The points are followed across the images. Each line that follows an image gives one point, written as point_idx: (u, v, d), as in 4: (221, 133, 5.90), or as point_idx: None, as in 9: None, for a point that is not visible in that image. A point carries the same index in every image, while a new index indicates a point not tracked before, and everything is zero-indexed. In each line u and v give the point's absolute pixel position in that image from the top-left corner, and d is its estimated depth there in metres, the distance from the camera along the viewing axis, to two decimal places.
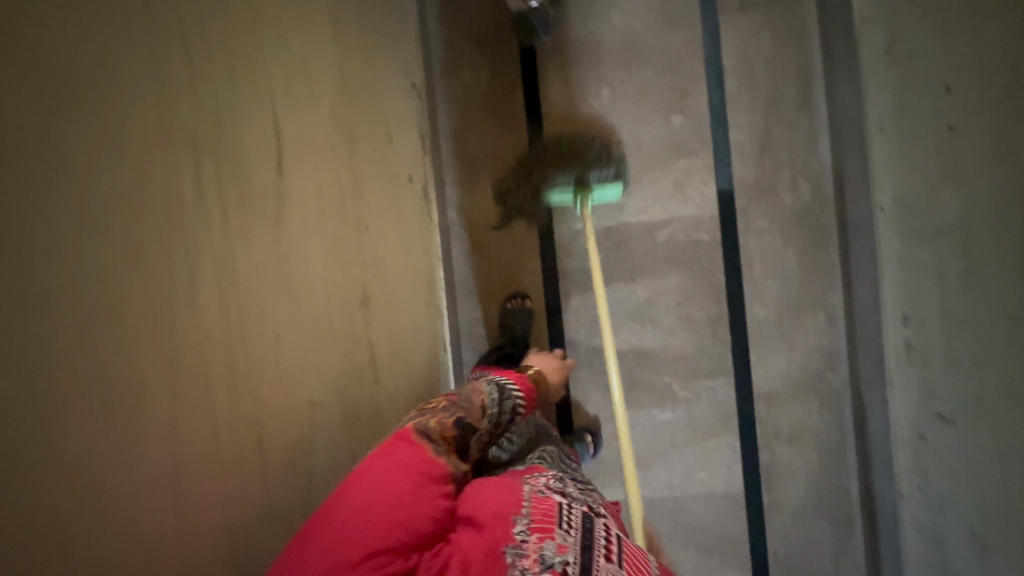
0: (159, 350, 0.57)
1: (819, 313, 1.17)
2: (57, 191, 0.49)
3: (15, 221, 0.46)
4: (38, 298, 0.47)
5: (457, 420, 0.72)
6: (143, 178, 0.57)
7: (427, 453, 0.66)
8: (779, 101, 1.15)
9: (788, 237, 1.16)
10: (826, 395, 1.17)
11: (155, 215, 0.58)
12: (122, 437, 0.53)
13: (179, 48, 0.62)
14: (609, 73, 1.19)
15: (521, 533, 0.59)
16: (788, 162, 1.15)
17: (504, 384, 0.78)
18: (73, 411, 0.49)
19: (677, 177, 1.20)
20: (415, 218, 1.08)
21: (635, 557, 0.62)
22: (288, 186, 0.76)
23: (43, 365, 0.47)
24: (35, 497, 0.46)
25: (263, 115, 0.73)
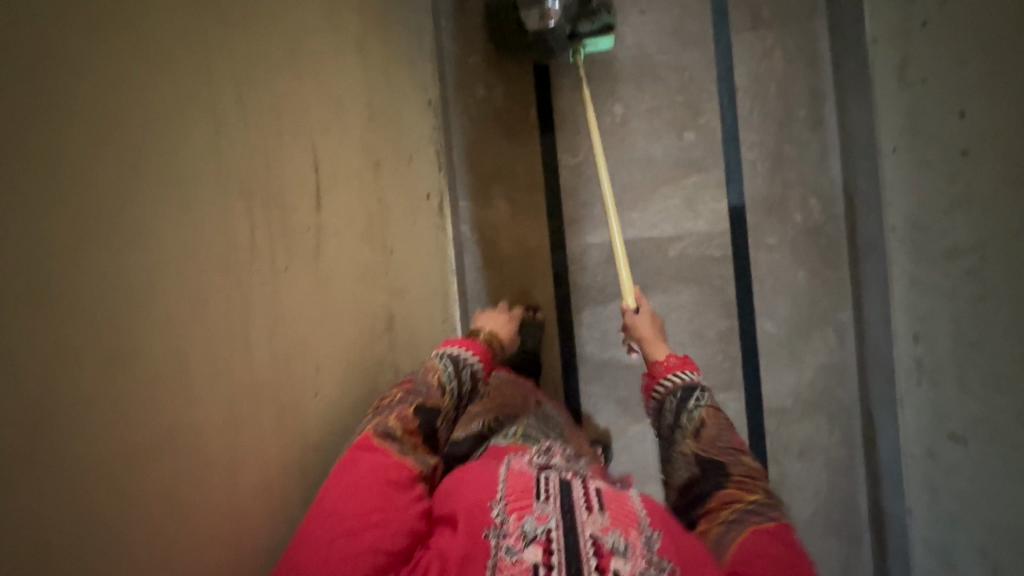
0: (202, 374, 0.60)
1: (828, 328, 1.18)
2: (135, 249, 0.52)
3: (104, 286, 0.49)
4: (125, 355, 0.51)
5: (417, 407, 0.78)
6: (190, 209, 0.59)
7: (389, 458, 0.70)
8: (791, 120, 1.19)
9: (798, 254, 1.18)
10: (835, 411, 1.19)
11: (198, 245, 0.60)
12: (172, 458, 0.55)
13: (233, 93, 0.66)
14: (623, 92, 1.22)
15: (498, 515, 0.60)
16: (799, 180, 1.18)
17: (457, 357, 0.88)
18: (155, 454, 0.53)
19: (687, 193, 1.20)
20: (432, 233, 1.13)
21: (619, 504, 0.62)
22: (329, 211, 0.81)
23: (128, 415, 0.51)
24: (127, 537, 0.50)
25: (303, 152, 0.77)
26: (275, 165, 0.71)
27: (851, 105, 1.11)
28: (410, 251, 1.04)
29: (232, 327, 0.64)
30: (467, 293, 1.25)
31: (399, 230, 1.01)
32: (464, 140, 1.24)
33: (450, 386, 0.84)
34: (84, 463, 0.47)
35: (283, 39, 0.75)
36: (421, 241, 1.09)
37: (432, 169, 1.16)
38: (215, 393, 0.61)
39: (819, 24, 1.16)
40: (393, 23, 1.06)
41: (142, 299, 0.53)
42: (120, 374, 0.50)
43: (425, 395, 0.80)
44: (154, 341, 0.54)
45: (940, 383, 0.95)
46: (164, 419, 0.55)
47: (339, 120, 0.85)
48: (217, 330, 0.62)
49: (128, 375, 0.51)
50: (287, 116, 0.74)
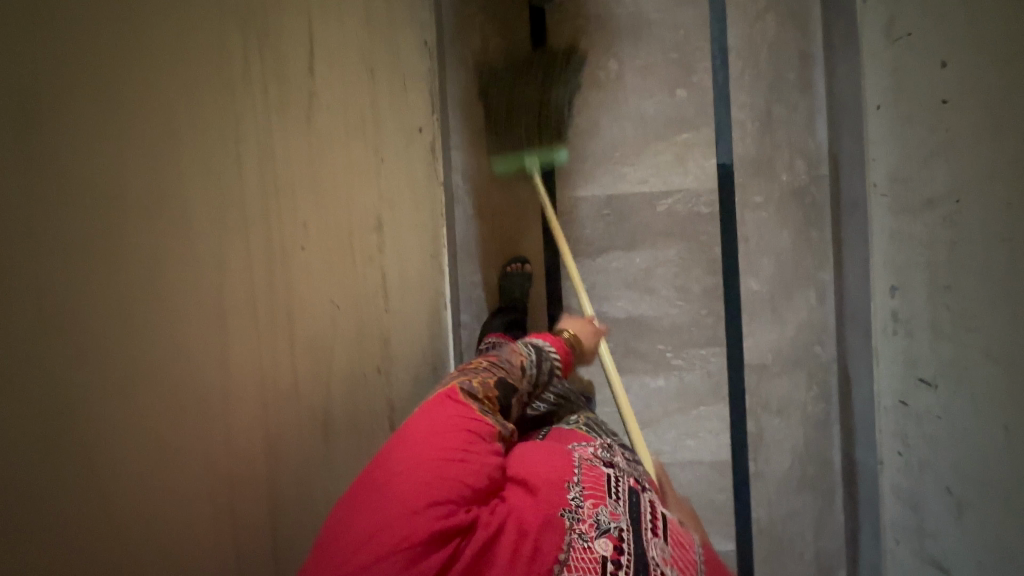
0: (185, 263, 0.58)
1: (809, 287, 1.21)
2: (131, 51, 0.54)
3: (100, 73, 0.51)
4: (119, 145, 0.52)
5: (498, 379, 0.80)
6: (180, 100, 0.58)
7: (473, 411, 0.72)
8: (780, 82, 1.21)
9: (782, 213, 1.20)
10: (814, 369, 1.21)
11: (188, 134, 0.59)
12: (155, 343, 0.55)
13: None
14: (618, 48, 1.23)
15: (575, 499, 0.64)
16: (786, 141, 1.21)
17: (542, 348, 0.89)
18: (145, 254, 0.54)
19: (677, 150, 1.22)
20: (424, 172, 1.14)
21: (678, 533, 0.66)
22: (320, 127, 0.81)
23: (122, 205, 0.52)
24: (114, 328, 0.51)
25: (296, 65, 0.77)
26: (263, 67, 0.71)
27: (840, 68, 1.14)
28: (403, 189, 1.04)
29: (223, 226, 0.63)
30: (456, 242, 1.25)
31: (391, 165, 1.01)
32: (460, 89, 1.25)
33: (529, 370, 0.86)
34: (75, 234, 0.48)
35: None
36: (413, 181, 1.09)
37: (426, 114, 1.16)
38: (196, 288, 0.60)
39: None
40: None
41: (127, 174, 0.52)
42: (98, 240, 0.50)
43: (506, 370, 0.82)
44: (136, 218, 0.53)
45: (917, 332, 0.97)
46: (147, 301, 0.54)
47: (337, 42, 0.86)
48: (203, 225, 0.61)
49: (110, 249, 0.51)
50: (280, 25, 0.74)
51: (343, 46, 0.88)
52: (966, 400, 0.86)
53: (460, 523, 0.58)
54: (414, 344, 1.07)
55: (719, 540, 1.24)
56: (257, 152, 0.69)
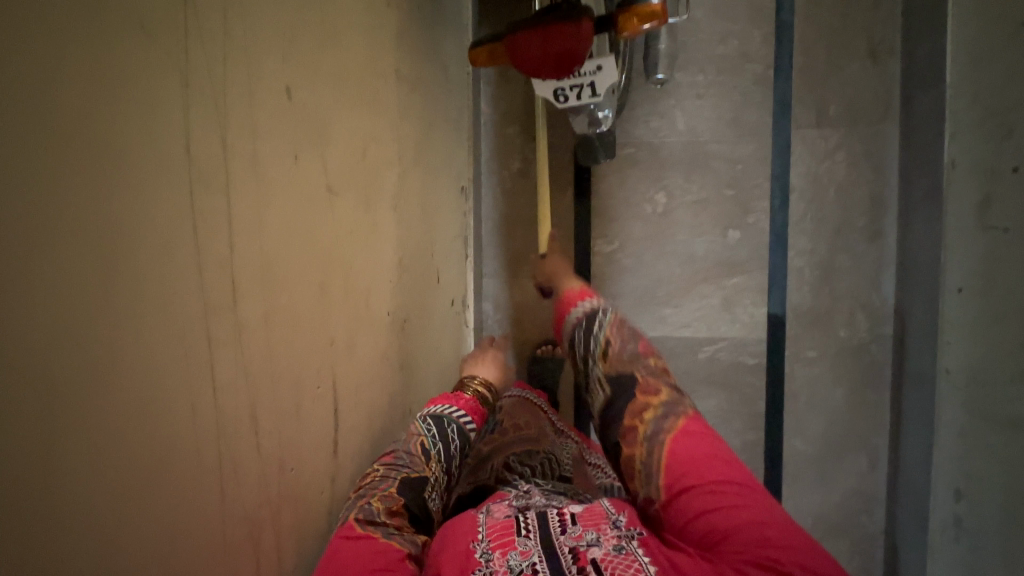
0: (167, 393, 0.47)
1: (862, 453, 1.11)
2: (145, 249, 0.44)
3: (112, 303, 0.42)
4: (133, 377, 0.44)
5: (400, 483, 0.69)
6: (158, 196, 0.46)
7: (377, 541, 0.60)
8: (846, 229, 1.10)
9: (837, 372, 1.11)
10: (859, 538, 1.12)
11: (165, 237, 0.46)
12: (145, 493, 0.45)
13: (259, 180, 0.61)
14: (668, 180, 1.14)
15: (483, 555, 0.60)
16: (848, 293, 1.10)
17: (442, 415, 0.81)
18: (159, 489, 0.46)
19: (726, 294, 1.13)
20: (452, 316, 1.10)
21: (591, 515, 0.67)
22: None
23: (135, 450, 0.44)
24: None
25: (329, 286, 0.70)
26: None
27: (916, 225, 1.02)
28: (426, 352, 0.99)
29: (195, 342, 0.50)
30: None
31: (418, 330, 0.96)
32: (494, 215, 1.19)
33: (434, 449, 0.76)
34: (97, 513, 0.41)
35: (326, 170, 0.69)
36: (434, 337, 1.03)
37: (456, 260, 1.11)
38: (173, 430, 0.48)
39: (891, 129, 1.07)
40: (432, 101, 1.00)
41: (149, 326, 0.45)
42: (79, 395, 0.39)
43: (407, 467, 0.72)
44: (125, 356, 0.43)
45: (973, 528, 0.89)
46: (121, 455, 0.43)
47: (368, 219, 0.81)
48: (206, 361, 0.51)
49: (134, 427, 0.44)
50: (315, 256, 0.67)
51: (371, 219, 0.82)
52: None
53: None
54: None
55: None
56: (268, 307, 0.59)
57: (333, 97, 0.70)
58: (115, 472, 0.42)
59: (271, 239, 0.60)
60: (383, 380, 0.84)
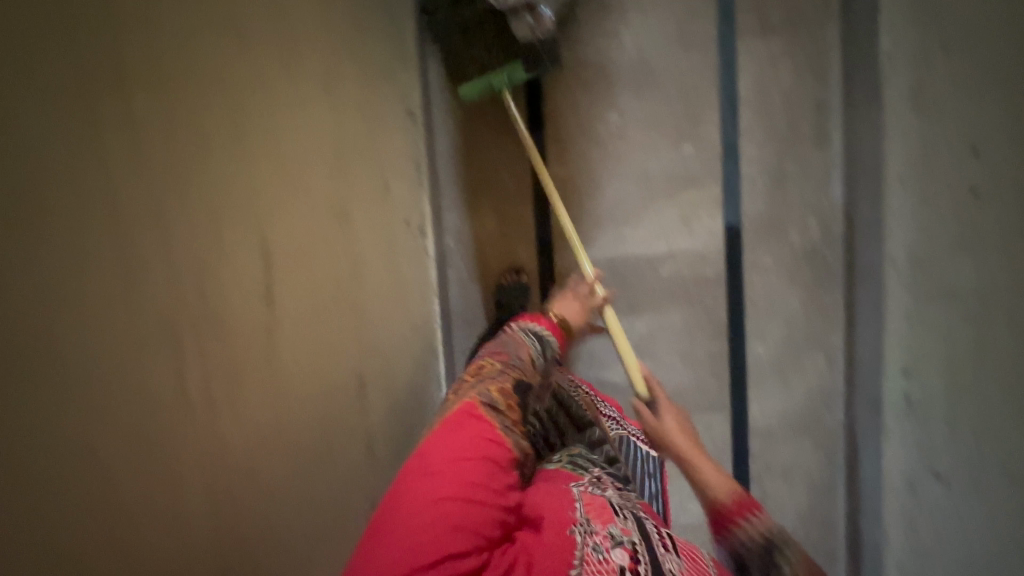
0: (147, 258, 0.54)
1: (818, 352, 1.15)
2: (135, 126, 0.54)
3: (102, 158, 0.51)
4: (114, 228, 0.52)
5: (515, 382, 0.74)
6: (150, 86, 0.56)
7: (495, 432, 0.65)
8: (794, 136, 1.12)
9: (792, 277, 1.14)
10: (820, 433, 1.17)
11: (144, 139, 0.55)
12: (91, 371, 0.49)
13: (252, 87, 0.69)
14: (620, 99, 1.14)
15: (581, 518, 0.61)
16: (799, 199, 1.13)
17: (540, 335, 0.85)
18: (146, 337, 0.54)
19: (683, 210, 1.15)
20: (408, 258, 1.05)
21: (691, 551, 0.65)
22: (286, 233, 0.73)
23: (122, 292, 0.52)
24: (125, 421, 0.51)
25: (232, 182, 0.65)
26: (240, 162, 0.66)
27: (859, 124, 1.05)
28: (382, 283, 0.95)
29: (172, 237, 0.57)
30: (451, 308, 1.19)
31: (371, 257, 0.91)
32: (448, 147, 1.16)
33: (540, 362, 0.81)
34: (86, 327, 0.49)
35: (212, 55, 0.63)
36: (390, 262, 0.97)
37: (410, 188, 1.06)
38: (159, 292, 0.55)
39: (832, 32, 1.09)
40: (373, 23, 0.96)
41: (134, 193, 0.53)
42: (73, 219, 0.48)
43: (521, 369, 0.77)
44: (102, 199, 0.51)
45: (929, 401, 0.94)
46: (110, 286, 0.51)
47: (310, 130, 0.79)
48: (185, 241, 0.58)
49: (119, 272, 0.52)
50: (216, 148, 0.63)
51: (315, 134, 0.80)
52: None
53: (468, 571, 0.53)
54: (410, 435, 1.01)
55: None
56: (223, 201, 0.63)
57: None
58: (85, 332, 0.49)
59: (230, 138, 0.65)
60: (327, 304, 0.80)
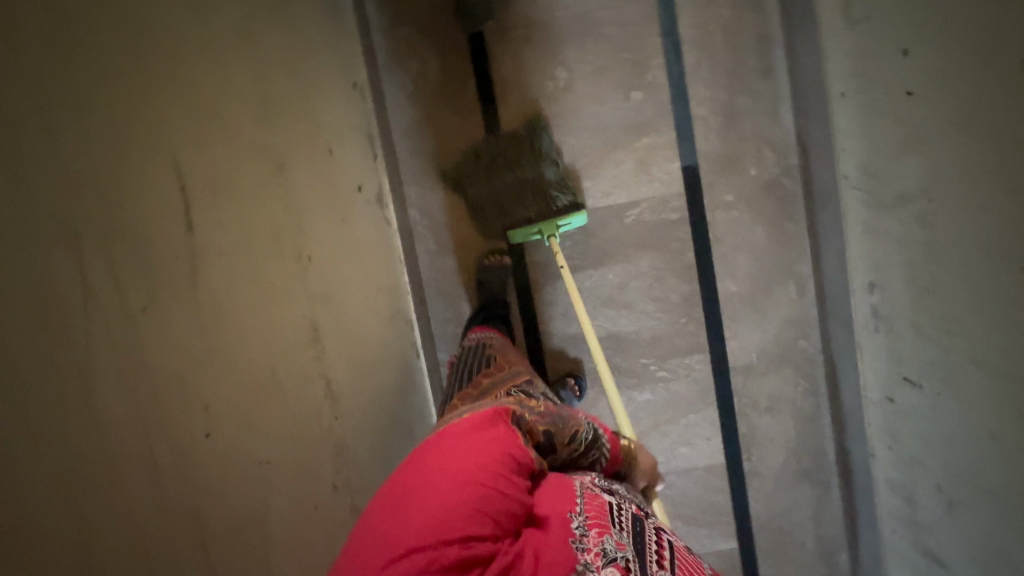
0: (130, 186, 0.53)
1: (790, 282, 1.16)
2: (120, 53, 0.54)
3: (89, 78, 0.50)
4: (99, 148, 0.50)
5: (544, 430, 0.75)
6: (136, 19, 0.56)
7: (518, 435, 0.67)
8: (740, 70, 1.13)
9: (755, 210, 1.15)
10: (800, 361, 1.18)
11: (126, 67, 0.54)
12: (88, 292, 0.48)
13: (227, 38, 0.70)
14: (565, 54, 1.15)
15: (579, 528, 0.63)
16: (753, 132, 1.14)
17: (599, 437, 0.81)
18: (142, 269, 0.53)
19: (640, 157, 1.16)
20: (371, 230, 1.03)
21: (686, 561, 0.66)
22: (263, 187, 0.73)
23: (111, 217, 0.51)
24: (126, 349, 0.50)
25: (186, 117, 0.61)
26: (220, 106, 0.67)
27: (801, 49, 1.06)
28: (355, 249, 0.95)
29: (153, 169, 0.56)
30: (423, 281, 1.21)
31: (338, 223, 0.90)
32: (402, 121, 1.17)
33: (578, 445, 0.78)
34: (76, 245, 0.47)
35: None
36: (343, 229, 0.92)
37: (362, 156, 1.04)
38: (143, 224, 0.54)
39: None
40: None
41: (116, 120, 0.52)
42: (63, 131, 0.47)
43: (554, 428, 0.76)
44: (85, 117, 0.49)
45: (895, 311, 0.95)
46: (97, 209, 0.49)
47: (280, 88, 0.80)
48: (163, 175, 0.57)
49: (106, 197, 0.50)
50: (196, 88, 0.63)
51: (287, 94, 0.82)
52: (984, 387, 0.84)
53: (481, 555, 0.55)
54: (396, 402, 1.02)
55: (721, 540, 1.27)
56: (201, 141, 0.63)
57: None
58: (79, 249, 0.47)
59: (209, 82, 0.65)
60: (306, 269, 0.79)
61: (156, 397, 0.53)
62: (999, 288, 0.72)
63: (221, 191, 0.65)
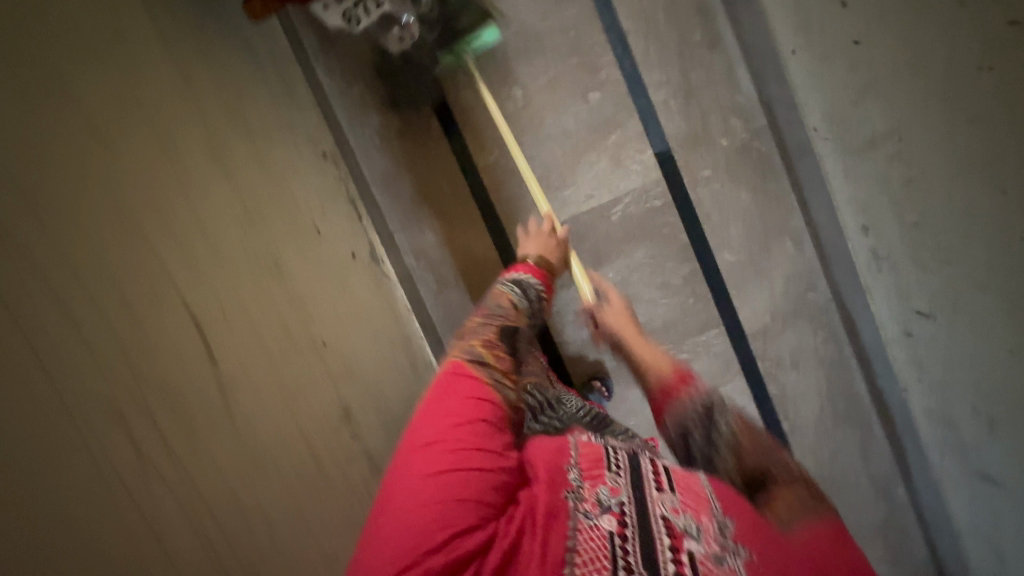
0: (142, 324, 0.56)
1: (785, 238, 1.18)
2: (110, 203, 0.58)
3: (89, 237, 0.54)
4: (109, 301, 0.54)
5: (499, 333, 0.77)
6: (118, 166, 0.60)
7: (484, 391, 0.66)
8: (688, 47, 1.14)
9: (736, 179, 1.17)
10: (813, 312, 1.20)
11: (115, 214, 0.58)
12: (126, 432, 0.51)
13: (201, 154, 0.74)
14: (517, 73, 1.17)
15: (574, 480, 0.60)
16: (715, 104, 1.15)
17: (523, 283, 0.88)
18: (173, 401, 0.56)
19: (612, 153, 1.18)
20: (372, 292, 1.05)
21: (687, 480, 0.62)
22: (264, 285, 0.76)
23: (134, 362, 0.54)
24: (176, 478, 0.54)
25: (178, 241, 0.64)
26: (207, 223, 0.70)
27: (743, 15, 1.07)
28: (359, 315, 0.97)
29: (158, 302, 0.59)
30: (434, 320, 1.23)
31: (337, 295, 0.92)
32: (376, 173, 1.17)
33: (522, 306, 0.84)
34: (108, 397, 0.51)
35: (80, 110, 0.58)
36: (342, 297, 0.94)
37: (347, 224, 1.06)
38: (163, 357, 0.57)
39: None
40: (269, 81, 0.98)
41: (117, 268, 0.56)
42: (72, 295, 0.51)
43: (502, 318, 0.80)
44: (90, 275, 0.53)
45: (896, 248, 0.95)
46: (122, 358, 0.53)
47: (255, 181, 0.83)
48: (171, 305, 0.60)
49: (126, 343, 0.54)
50: (181, 211, 0.66)
51: (263, 187, 0.85)
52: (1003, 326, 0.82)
53: (477, 544, 0.52)
54: None
55: None
56: (198, 261, 0.66)
57: (172, 66, 0.74)
58: (112, 397, 0.51)
59: (193, 202, 0.69)
60: (319, 355, 0.81)
61: (210, 514, 0.56)
62: (991, 213, 0.74)
63: (226, 301, 0.68)
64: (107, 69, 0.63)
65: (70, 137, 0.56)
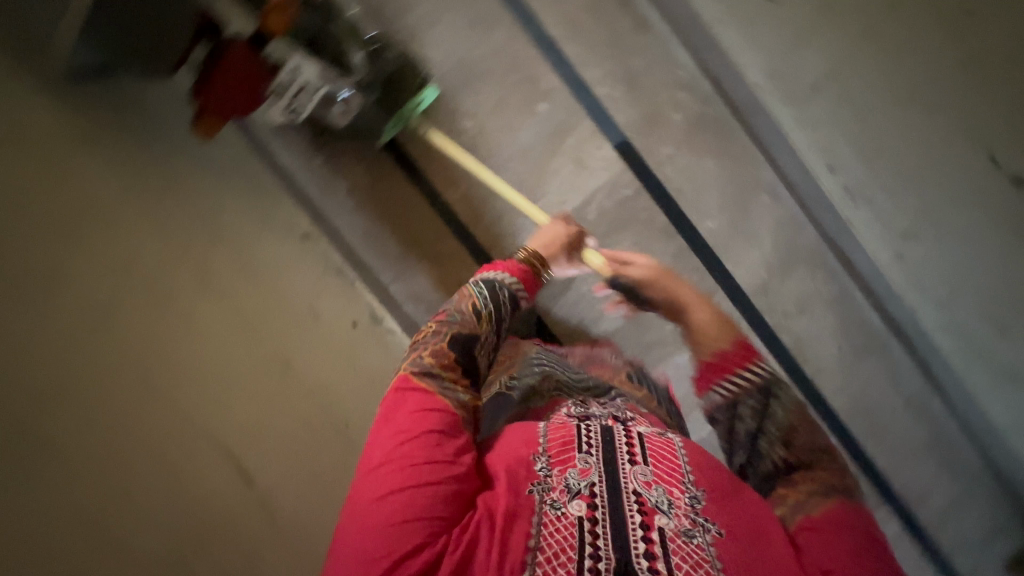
0: (176, 469, 0.69)
1: (759, 193, 1.19)
2: (122, 381, 0.68)
3: (113, 421, 0.66)
4: (144, 466, 0.66)
5: (452, 340, 0.71)
6: (121, 343, 0.70)
7: (432, 400, 0.64)
8: (619, 37, 1.17)
9: (697, 149, 1.19)
10: (806, 255, 1.21)
11: (129, 390, 0.68)
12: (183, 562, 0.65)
13: (194, 291, 0.81)
14: (464, 104, 1.20)
15: (543, 470, 0.62)
16: (659, 84, 1.17)
17: (493, 282, 0.78)
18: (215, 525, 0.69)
19: (573, 156, 1.21)
20: (378, 351, 1.09)
21: (661, 450, 0.65)
22: (277, 388, 0.84)
23: (174, 508, 0.67)
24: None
25: (190, 385, 0.74)
26: (214, 355, 0.78)
27: None
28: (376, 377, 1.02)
29: (186, 446, 0.71)
30: None
31: (345, 368, 0.97)
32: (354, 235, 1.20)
33: (486, 310, 0.75)
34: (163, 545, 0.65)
35: (78, 310, 0.67)
36: (351, 366, 0.99)
37: (339, 295, 1.10)
38: (199, 492, 0.70)
39: None
40: (231, 179, 1.02)
41: (143, 435, 0.67)
42: (111, 477, 0.63)
43: (459, 325, 0.72)
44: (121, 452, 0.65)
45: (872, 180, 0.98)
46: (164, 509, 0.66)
47: (247, 286, 0.90)
48: (198, 444, 0.72)
49: (167, 494, 0.67)
50: (186, 355, 0.75)
51: (258, 292, 0.91)
52: (983, 219, 0.94)
53: (426, 562, 0.54)
54: None
55: None
56: (213, 394, 0.76)
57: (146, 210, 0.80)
58: (162, 541, 0.65)
59: (197, 341, 0.77)
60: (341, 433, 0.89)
61: None
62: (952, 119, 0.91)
63: (248, 420, 0.78)
64: (93, 255, 0.71)
65: (75, 340, 0.66)
